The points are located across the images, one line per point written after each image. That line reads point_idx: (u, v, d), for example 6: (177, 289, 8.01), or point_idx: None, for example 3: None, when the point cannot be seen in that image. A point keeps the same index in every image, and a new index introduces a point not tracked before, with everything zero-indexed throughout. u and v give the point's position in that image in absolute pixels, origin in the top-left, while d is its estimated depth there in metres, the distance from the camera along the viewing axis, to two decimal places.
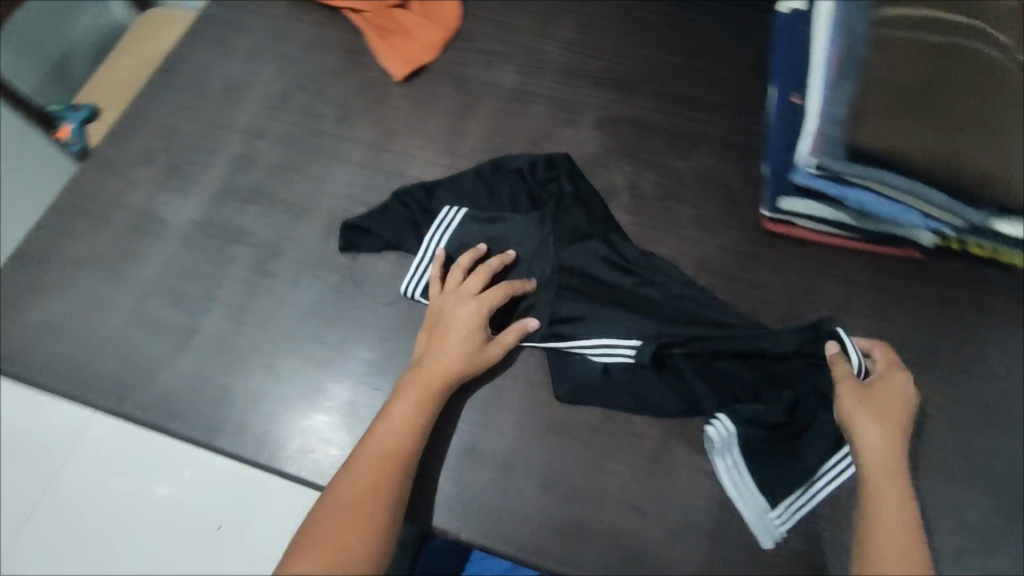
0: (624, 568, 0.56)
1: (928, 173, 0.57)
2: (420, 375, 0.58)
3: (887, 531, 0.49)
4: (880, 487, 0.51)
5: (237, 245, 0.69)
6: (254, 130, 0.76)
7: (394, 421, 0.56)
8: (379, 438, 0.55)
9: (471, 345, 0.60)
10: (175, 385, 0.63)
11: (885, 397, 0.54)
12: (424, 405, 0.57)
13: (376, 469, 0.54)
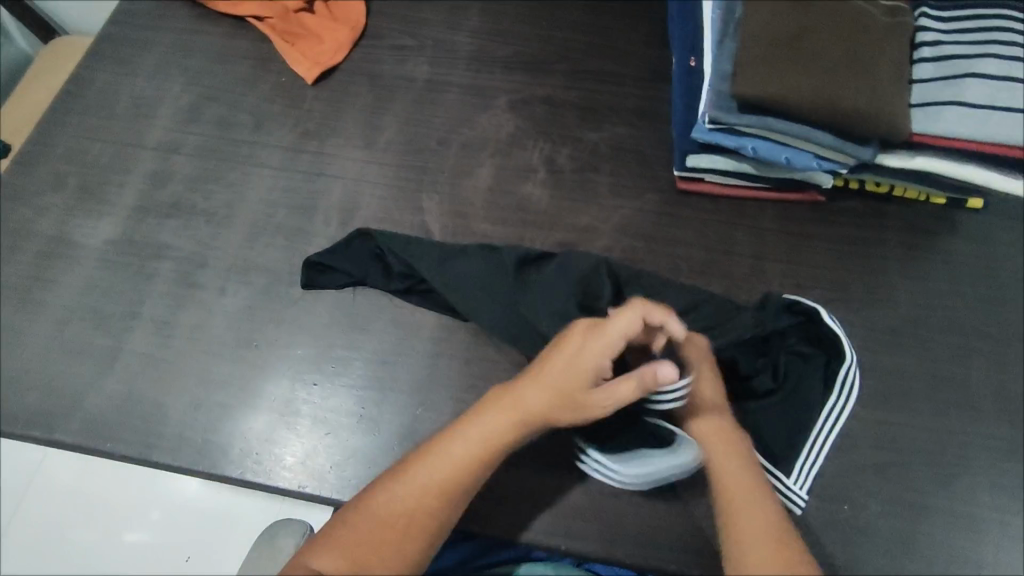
0: (569, 526, 0.58)
1: (815, 115, 0.60)
2: (540, 400, 0.54)
3: (746, 532, 0.50)
4: (733, 495, 0.53)
5: (159, 260, 0.70)
6: (167, 146, 0.76)
7: (460, 449, 0.53)
8: (437, 464, 0.53)
9: (587, 387, 0.53)
10: (106, 405, 0.63)
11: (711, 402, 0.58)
12: (496, 437, 0.54)
13: (433, 488, 0.52)
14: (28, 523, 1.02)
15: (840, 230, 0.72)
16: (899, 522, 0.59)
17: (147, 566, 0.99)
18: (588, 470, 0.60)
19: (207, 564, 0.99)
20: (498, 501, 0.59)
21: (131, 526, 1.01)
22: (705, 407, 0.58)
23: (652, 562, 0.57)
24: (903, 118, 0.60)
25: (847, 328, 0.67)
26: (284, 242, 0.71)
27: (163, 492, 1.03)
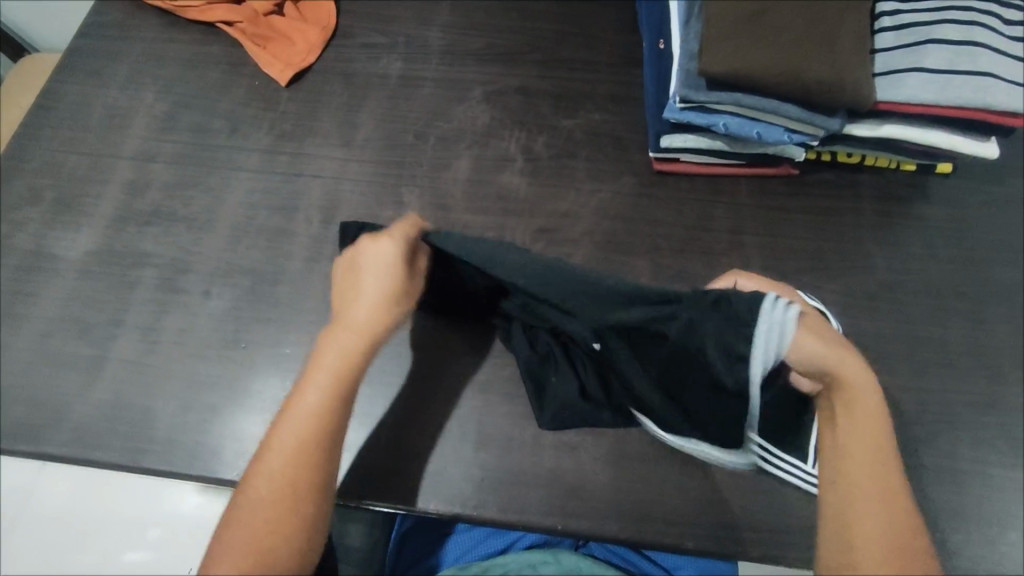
0: (564, 504, 0.59)
1: (783, 88, 0.61)
2: (340, 330, 0.53)
3: (864, 536, 0.47)
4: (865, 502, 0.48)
5: (141, 268, 0.70)
6: (143, 154, 0.76)
7: (308, 407, 0.51)
8: (287, 433, 0.50)
9: (390, 287, 0.54)
10: (94, 414, 0.63)
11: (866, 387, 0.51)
12: (341, 385, 0.52)
13: (297, 462, 0.49)
14: (24, 548, 1.01)
15: (814, 202, 0.73)
16: None
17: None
18: (579, 449, 0.60)
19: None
20: (492, 484, 0.59)
21: (132, 546, 1.00)
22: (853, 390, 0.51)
23: (647, 535, 0.57)
24: (868, 86, 0.61)
25: (826, 296, 0.68)
26: (266, 244, 0.71)
27: (162, 508, 1.02)
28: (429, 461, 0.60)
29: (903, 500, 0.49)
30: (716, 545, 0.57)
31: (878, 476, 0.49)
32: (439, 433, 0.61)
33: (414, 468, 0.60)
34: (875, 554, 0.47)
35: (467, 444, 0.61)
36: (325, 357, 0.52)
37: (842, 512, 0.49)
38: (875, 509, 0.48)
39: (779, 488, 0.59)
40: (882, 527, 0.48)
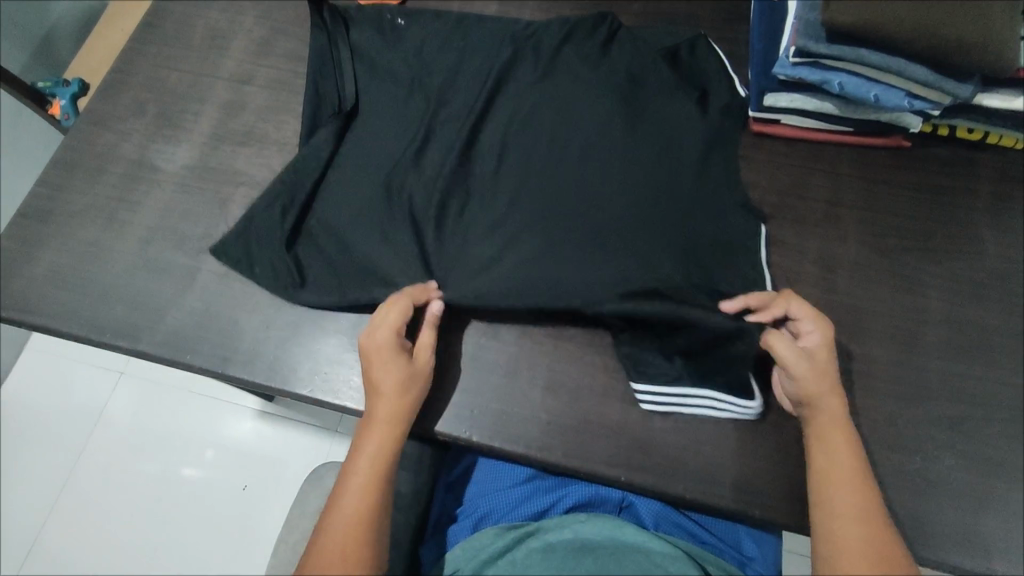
0: (629, 458, 0.58)
1: (917, 45, 0.56)
2: (373, 419, 0.55)
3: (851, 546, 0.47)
4: (841, 506, 0.49)
5: (234, 186, 0.72)
6: (241, 76, 0.78)
7: (369, 450, 0.53)
8: (356, 470, 0.52)
9: (404, 372, 0.56)
10: (183, 321, 0.66)
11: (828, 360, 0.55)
12: (396, 427, 0.55)
13: (348, 532, 0.49)
14: (100, 447, 1.09)
15: (924, 179, 0.68)
16: (974, 477, 0.56)
17: (208, 492, 1.05)
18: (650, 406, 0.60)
19: (265, 492, 1.04)
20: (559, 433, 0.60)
21: (189, 459, 1.07)
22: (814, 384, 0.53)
23: (713, 499, 0.56)
24: (1015, 50, 0.55)
25: (929, 278, 0.64)
26: None
27: (226, 419, 1.09)
28: (499, 400, 0.61)
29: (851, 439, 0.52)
30: (786, 519, 0.55)
31: (839, 419, 0.53)
32: (511, 376, 0.61)
33: (484, 404, 0.61)
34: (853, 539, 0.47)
35: (538, 388, 0.61)
36: (375, 402, 0.55)
37: (820, 478, 0.51)
38: (850, 481, 0.50)
39: None
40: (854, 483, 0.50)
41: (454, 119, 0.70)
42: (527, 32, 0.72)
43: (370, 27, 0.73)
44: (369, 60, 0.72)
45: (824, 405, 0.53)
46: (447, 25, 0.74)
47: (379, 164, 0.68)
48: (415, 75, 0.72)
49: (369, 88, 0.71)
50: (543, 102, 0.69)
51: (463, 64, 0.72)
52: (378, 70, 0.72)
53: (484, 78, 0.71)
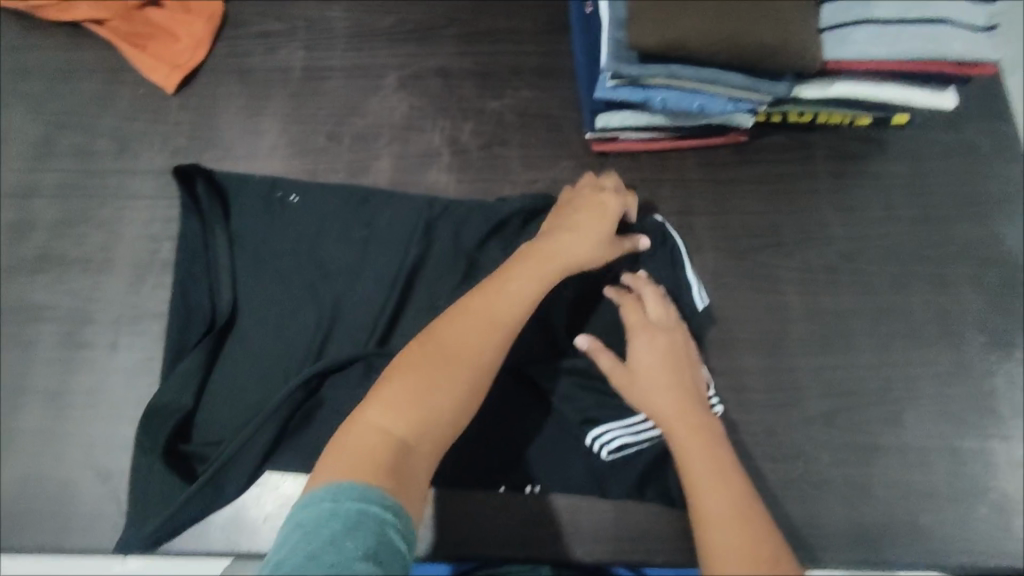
0: (518, 529, 0.59)
1: (723, 54, 0.54)
2: (559, 254, 0.52)
3: (722, 539, 0.44)
4: (710, 503, 0.46)
5: (38, 322, 0.63)
6: (21, 189, 0.68)
7: (508, 295, 0.48)
8: (440, 349, 0.45)
9: (602, 232, 0.55)
10: (6, 497, 0.57)
11: (651, 353, 0.54)
12: (512, 317, 0.47)
13: (460, 385, 0.44)
14: None
15: (765, 170, 0.68)
16: (852, 467, 0.58)
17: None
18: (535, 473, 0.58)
19: None
20: (449, 519, 0.59)
21: None
22: (636, 377, 0.54)
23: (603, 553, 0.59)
24: (814, 44, 0.54)
25: (784, 273, 0.64)
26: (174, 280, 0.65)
27: None
28: None
29: (712, 427, 0.51)
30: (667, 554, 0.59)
31: (665, 391, 0.52)
32: None
33: None
34: (725, 524, 0.44)
35: None
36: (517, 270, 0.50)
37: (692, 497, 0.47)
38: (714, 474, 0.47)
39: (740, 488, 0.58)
40: (728, 496, 0.46)
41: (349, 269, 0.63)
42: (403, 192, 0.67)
43: (256, 205, 0.64)
44: (250, 239, 0.63)
45: (680, 428, 0.50)
46: (341, 204, 0.65)
47: (265, 345, 0.61)
48: (305, 269, 0.63)
49: (252, 277, 0.62)
50: (442, 257, 0.64)
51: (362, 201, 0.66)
52: (259, 254, 0.63)
53: (387, 281, 0.63)
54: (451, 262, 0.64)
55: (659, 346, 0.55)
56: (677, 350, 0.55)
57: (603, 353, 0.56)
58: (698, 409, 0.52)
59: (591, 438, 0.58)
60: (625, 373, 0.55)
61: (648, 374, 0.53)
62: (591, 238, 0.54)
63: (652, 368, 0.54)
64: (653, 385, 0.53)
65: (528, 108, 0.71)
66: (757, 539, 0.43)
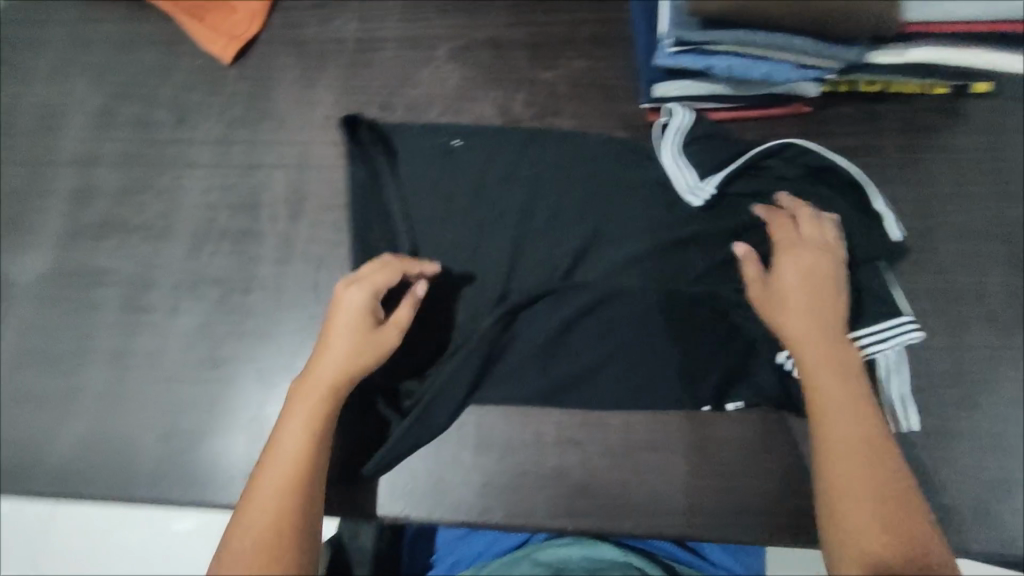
0: (574, 502, 0.56)
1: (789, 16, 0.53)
2: (310, 380, 0.52)
3: (845, 481, 0.45)
4: (848, 436, 0.47)
5: (101, 286, 0.65)
6: (85, 157, 0.69)
7: (288, 447, 0.49)
8: (280, 457, 0.49)
9: (362, 334, 0.54)
10: (73, 450, 0.60)
11: (784, 274, 0.54)
12: (302, 456, 0.49)
13: (290, 493, 0.47)
14: None
15: (831, 142, 0.66)
16: (920, 452, 0.56)
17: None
18: (588, 445, 0.57)
19: None
20: (503, 490, 0.56)
21: None
22: (772, 294, 0.54)
23: (664, 530, 0.55)
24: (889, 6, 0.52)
25: None
26: (231, 247, 0.66)
27: None
28: (433, 470, 0.57)
29: (851, 359, 0.51)
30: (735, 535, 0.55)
31: (795, 308, 0.53)
32: (437, 441, 0.58)
33: (417, 479, 0.57)
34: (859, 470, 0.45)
35: (466, 449, 0.57)
36: (293, 414, 0.51)
37: (817, 420, 0.49)
38: (848, 416, 0.48)
39: (798, 467, 0.56)
40: (865, 431, 0.47)
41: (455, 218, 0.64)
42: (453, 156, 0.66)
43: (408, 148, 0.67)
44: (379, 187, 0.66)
45: (811, 353, 0.51)
46: (432, 162, 0.66)
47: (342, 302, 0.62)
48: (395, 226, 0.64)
49: None
50: (500, 222, 0.64)
51: (419, 169, 0.66)
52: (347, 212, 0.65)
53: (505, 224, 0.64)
54: (510, 228, 0.63)
55: (794, 265, 0.54)
56: (829, 265, 0.54)
57: (750, 266, 0.56)
58: (830, 338, 0.51)
59: (785, 355, 0.56)
60: (756, 292, 0.55)
61: (785, 290, 0.54)
62: (369, 344, 0.54)
63: (787, 284, 0.54)
64: (791, 303, 0.53)
65: (582, 77, 0.70)
66: (892, 478, 0.45)
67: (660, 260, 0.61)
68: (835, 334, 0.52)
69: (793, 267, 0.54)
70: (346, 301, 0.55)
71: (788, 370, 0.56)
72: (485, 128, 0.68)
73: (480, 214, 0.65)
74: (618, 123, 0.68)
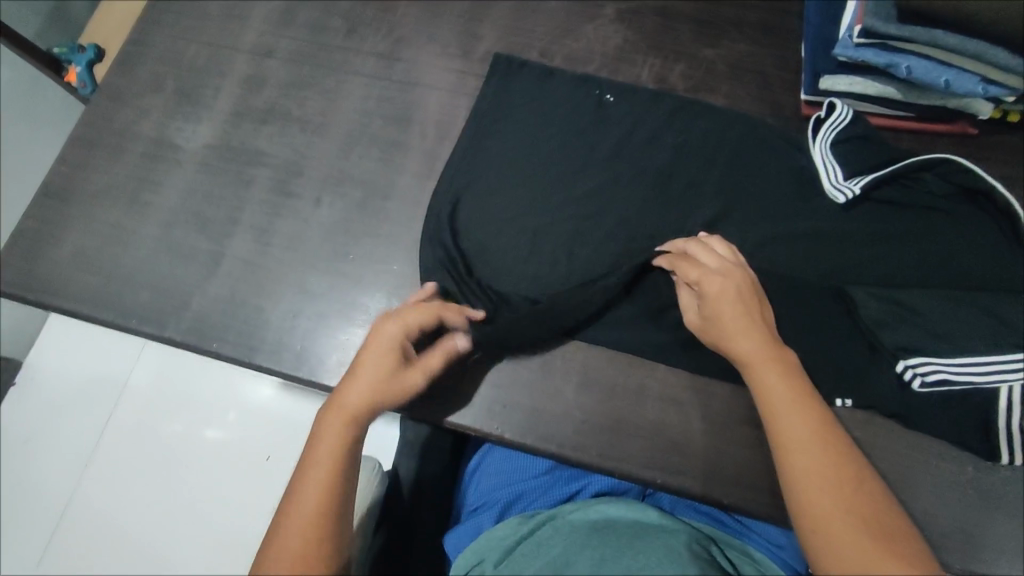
0: (665, 459, 0.57)
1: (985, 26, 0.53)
2: (340, 400, 0.50)
3: (824, 517, 0.45)
4: (805, 472, 0.47)
5: (258, 167, 0.70)
6: (261, 49, 0.74)
7: (320, 444, 0.48)
8: (314, 467, 0.47)
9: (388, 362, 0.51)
10: (208, 308, 0.65)
11: (720, 302, 0.54)
12: (336, 458, 0.48)
13: (322, 497, 0.46)
14: (115, 426, 0.96)
15: (992, 167, 0.64)
16: (1022, 487, 0.55)
17: (225, 465, 0.93)
18: (688, 408, 0.59)
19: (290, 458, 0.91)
20: (597, 432, 0.58)
21: (210, 424, 0.95)
22: (712, 322, 0.54)
23: (750, 504, 0.56)
24: None
25: None
26: (379, 154, 0.69)
27: (240, 395, 0.96)
28: (534, 397, 0.60)
29: (803, 389, 0.50)
30: None
31: (747, 330, 0.53)
32: (543, 371, 0.60)
33: (518, 401, 0.60)
34: (822, 504, 0.45)
35: (571, 385, 0.60)
36: (321, 427, 0.49)
37: (779, 450, 0.49)
38: (808, 456, 0.47)
39: (893, 475, 0.56)
40: (818, 465, 0.47)
41: (588, 170, 0.66)
42: (603, 113, 0.68)
43: (542, 99, 0.69)
44: (518, 128, 0.68)
45: (775, 383, 0.50)
46: (574, 114, 0.68)
47: (474, 227, 0.65)
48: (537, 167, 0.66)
49: (482, 163, 0.67)
50: (638, 181, 0.65)
51: (568, 118, 0.68)
52: (488, 146, 0.67)
53: (625, 190, 0.65)
54: (646, 189, 0.65)
55: (735, 295, 0.54)
56: (750, 293, 0.54)
57: (683, 295, 0.58)
58: (792, 375, 0.51)
59: (904, 365, 0.55)
60: (695, 321, 0.56)
61: (721, 315, 0.54)
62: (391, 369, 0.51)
63: (725, 315, 0.53)
64: (729, 328, 0.53)
65: (743, 59, 0.70)
66: (844, 519, 0.44)
67: (788, 248, 0.61)
68: (778, 363, 0.51)
69: (722, 295, 0.54)
70: (376, 324, 0.54)
71: (907, 381, 0.56)
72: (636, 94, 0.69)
73: (620, 171, 0.66)
74: (772, 109, 0.68)
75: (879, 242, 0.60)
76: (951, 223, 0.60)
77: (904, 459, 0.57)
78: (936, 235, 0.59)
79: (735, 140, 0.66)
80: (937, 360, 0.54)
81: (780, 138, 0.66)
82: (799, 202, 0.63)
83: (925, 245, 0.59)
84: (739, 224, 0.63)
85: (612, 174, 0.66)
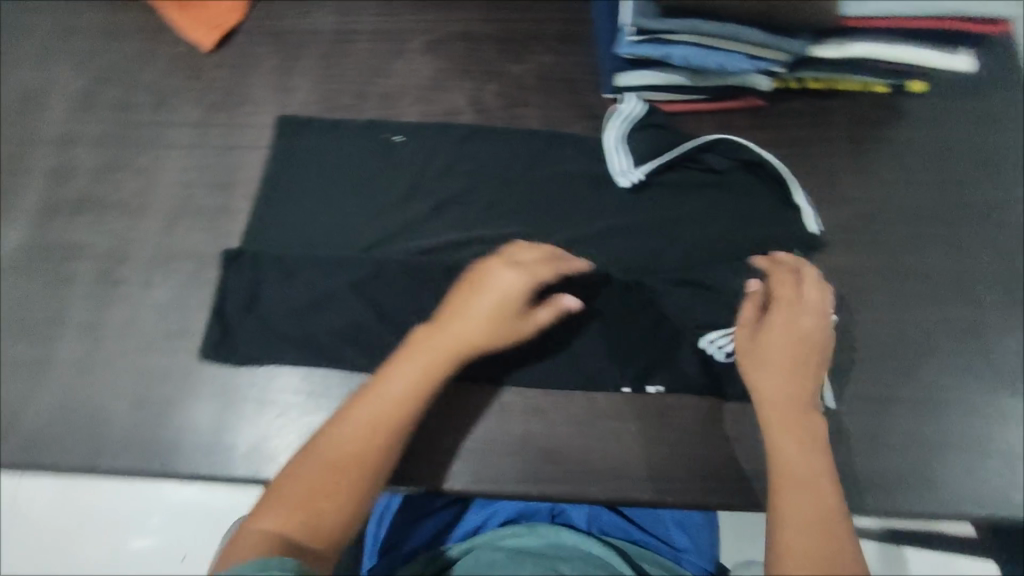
0: (534, 469, 0.58)
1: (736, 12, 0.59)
2: (367, 399, 0.49)
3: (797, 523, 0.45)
4: (790, 474, 0.48)
5: (77, 260, 0.66)
6: (64, 138, 0.71)
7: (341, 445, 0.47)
8: (298, 482, 0.45)
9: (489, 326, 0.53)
10: (41, 420, 0.60)
11: (783, 320, 0.55)
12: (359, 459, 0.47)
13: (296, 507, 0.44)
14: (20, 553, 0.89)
15: (783, 132, 0.69)
16: (864, 417, 0.59)
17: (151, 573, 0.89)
18: (549, 414, 0.60)
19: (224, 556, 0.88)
20: (465, 458, 0.58)
21: (137, 532, 0.89)
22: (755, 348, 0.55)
23: (622, 494, 0.57)
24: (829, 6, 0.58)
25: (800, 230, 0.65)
26: (206, 223, 0.67)
27: (158, 497, 0.90)
28: None
29: (813, 402, 0.52)
30: (694, 499, 0.57)
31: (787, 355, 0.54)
32: None
33: None
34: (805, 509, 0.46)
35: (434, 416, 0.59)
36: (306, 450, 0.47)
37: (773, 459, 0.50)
38: (806, 457, 0.49)
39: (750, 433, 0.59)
40: (807, 468, 0.48)
41: (417, 202, 0.66)
42: (425, 143, 0.69)
43: (363, 142, 0.69)
44: (342, 173, 0.68)
45: (788, 394, 0.52)
46: (396, 150, 0.69)
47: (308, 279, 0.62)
48: (370, 208, 0.66)
49: (312, 214, 0.66)
50: (467, 203, 0.66)
51: (391, 154, 0.69)
52: (315, 196, 0.67)
53: (456, 214, 0.66)
54: (476, 210, 0.66)
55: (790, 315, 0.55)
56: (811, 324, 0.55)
57: (748, 305, 0.57)
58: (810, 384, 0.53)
59: (705, 341, 0.60)
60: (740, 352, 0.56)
61: (781, 336, 0.54)
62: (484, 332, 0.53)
63: (780, 340, 0.54)
64: (772, 358, 0.54)
65: (548, 71, 0.73)
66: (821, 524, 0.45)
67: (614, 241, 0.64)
68: (803, 375, 0.53)
69: (785, 320, 0.55)
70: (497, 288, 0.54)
71: (711, 355, 0.60)
72: (453, 120, 0.71)
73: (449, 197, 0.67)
74: (582, 113, 0.71)
75: (695, 220, 0.65)
76: (738, 195, 0.65)
77: (756, 416, 0.59)
78: (740, 205, 0.65)
79: (551, 148, 0.69)
80: (734, 328, 0.59)
81: (591, 139, 0.69)
82: (619, 195, 0.66)
83: (729, 215, 0.64)
84: (568, 226, 0.65)
85: (441, 201, 0.66)
